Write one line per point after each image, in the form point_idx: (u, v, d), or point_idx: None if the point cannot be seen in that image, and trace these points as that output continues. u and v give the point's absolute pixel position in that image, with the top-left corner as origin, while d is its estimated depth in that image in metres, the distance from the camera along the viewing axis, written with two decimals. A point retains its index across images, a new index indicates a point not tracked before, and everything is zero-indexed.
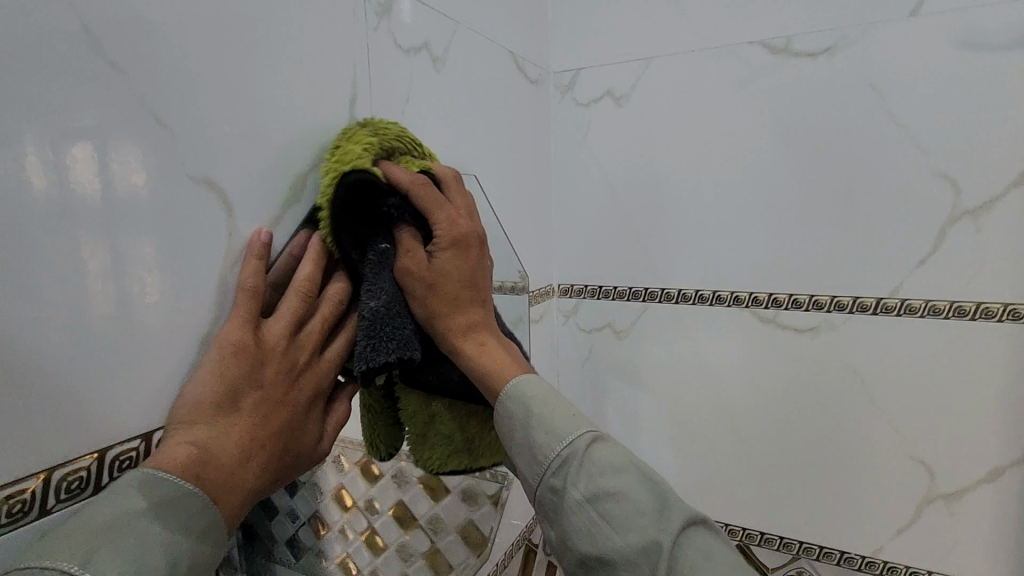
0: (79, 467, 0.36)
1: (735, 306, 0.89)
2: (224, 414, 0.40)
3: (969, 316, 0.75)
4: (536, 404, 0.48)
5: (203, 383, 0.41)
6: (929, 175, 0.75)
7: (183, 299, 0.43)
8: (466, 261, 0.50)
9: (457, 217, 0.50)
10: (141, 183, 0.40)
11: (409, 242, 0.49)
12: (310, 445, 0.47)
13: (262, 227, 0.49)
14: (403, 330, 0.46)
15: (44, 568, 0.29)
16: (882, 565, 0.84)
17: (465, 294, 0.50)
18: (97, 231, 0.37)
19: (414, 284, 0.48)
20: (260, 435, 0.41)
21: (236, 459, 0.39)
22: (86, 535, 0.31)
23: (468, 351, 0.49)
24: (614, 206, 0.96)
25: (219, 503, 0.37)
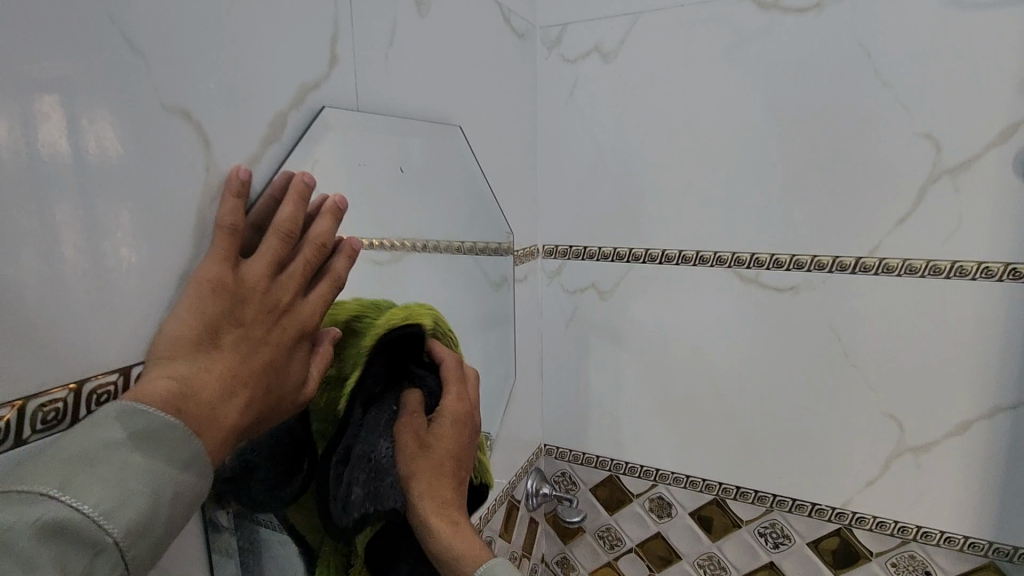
0: (56, 398, 0.36)
1: (718, 267, 0.89)
2: (203, 351, 0.40)
3: (944, 274, 0.77)
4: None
5: (183, 321, 0.40)
6: (913, 135, 0.76)
7: (155, 241, 0.41)
8: (461, 435, 0.58)
9: (464, 401, 0.60)
10: (114, 145, 0.38)
11: (415, 398, 0.57)
12: (294, 387, 0.46)
13: (242, 165, 0.47)
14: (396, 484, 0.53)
15: (21, 492, 0.29)
16: (850, 515, 0.88)
17: (450, 471, 0.56)
18: (67, 188, 0.36)
19: (411, 440, 0.55)
20: (242, 372, 0.41)
21: (217, 395, 0.39)
22: (65, 462, 0.31)
23: (438, 529, 0.52)
24: (599, 166, 0.95)
25: (202, 436, 0.37)
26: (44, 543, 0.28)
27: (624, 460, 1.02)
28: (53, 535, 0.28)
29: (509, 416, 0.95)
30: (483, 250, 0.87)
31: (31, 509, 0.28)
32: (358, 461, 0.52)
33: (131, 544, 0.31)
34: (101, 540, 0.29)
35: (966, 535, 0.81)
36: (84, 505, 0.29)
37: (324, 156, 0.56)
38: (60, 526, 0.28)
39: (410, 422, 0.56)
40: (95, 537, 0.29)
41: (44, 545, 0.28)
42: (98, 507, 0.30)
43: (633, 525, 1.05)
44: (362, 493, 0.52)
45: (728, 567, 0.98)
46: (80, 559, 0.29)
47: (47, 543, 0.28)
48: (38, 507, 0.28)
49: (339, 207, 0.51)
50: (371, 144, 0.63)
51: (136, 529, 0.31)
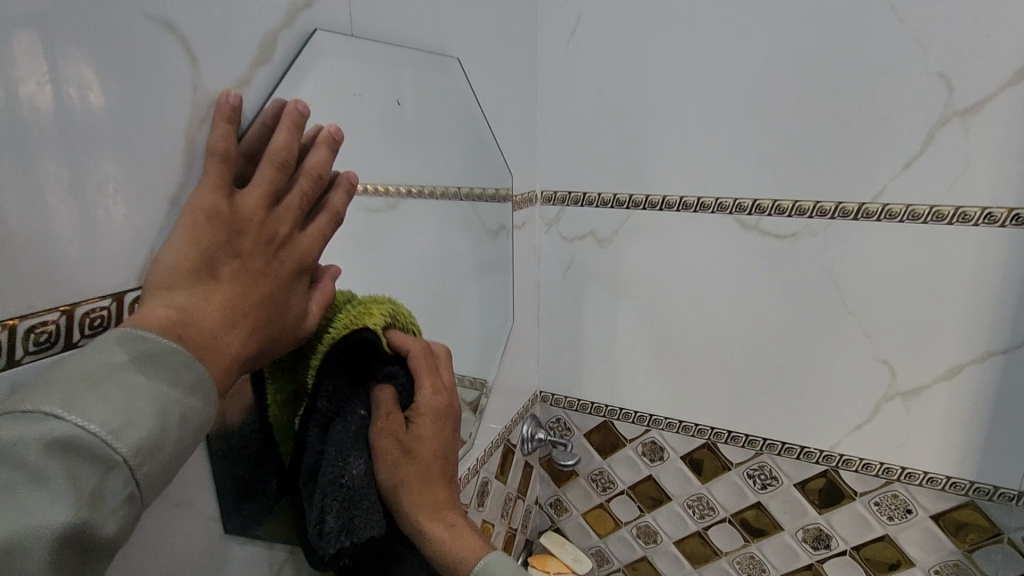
0: (47, 320, 0.35)
1: (719, 213, 0.88)
2: (200, 281, 0.38)
3: (947, 220, 0.76)
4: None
5: (178, 251, 0.39)
6: (926, 75, 0.74)
7: (143, 167, 0.39)
8: (443, 431, 0.53)
9: (441, 391, 0.54)
10: (95, 83, 0.36)
11: (386, 404, 0.50)
12: (298, 320, 0.45)
13: (231, 88, 0.44)
14: (372, 510, 0.48)
15: (25, 411, 0.28)
16: (838, 457, 0.90)
17: (437, 472, 0.53)
18: (46, 124, 0.34)
19: (393, 447, 0.50)
20: (242, 303, 0.39)
21: (218, 324, 0.37)
22: (67, 383, 0.30)
23: (436, 534, 0.51)
24: (600, 109, 0.92)
25: (206, 364, 0.36)
26: (54, 458, 0.27)
27: (618, 406, 1.04)
28: (63, 450, 0.28)
29: (507, 362, 0.95)
30: (483, 196, 0.86)
31: (36, 427, 0.28)
32: (327, 488, 0.46)
33: (141, 463, 0.30)
34: (112, 457, 0.29)
35: (949, 476, 0.84)
36: (91, 424, 0.29)
37: (316, 83, 0.53)
38: (68, 442, 0.28)
39: (386, 425, 0.50)
40: (105, 455, 0.29)
41: (54, 460, 0.28)
42: (105, 426, 0.29)
43: (625, 468, 1.07)
44: (336, 524, 0.46)
45: (716, 507, 1.01)
46: (92, 473, 0.28)
47: (56, 459, 0.28)
48: (44, 425, 0.28)
49: (335, 137, 0.49)
50: (362, 71, 0.60)
51: (146, 449, 0.31)
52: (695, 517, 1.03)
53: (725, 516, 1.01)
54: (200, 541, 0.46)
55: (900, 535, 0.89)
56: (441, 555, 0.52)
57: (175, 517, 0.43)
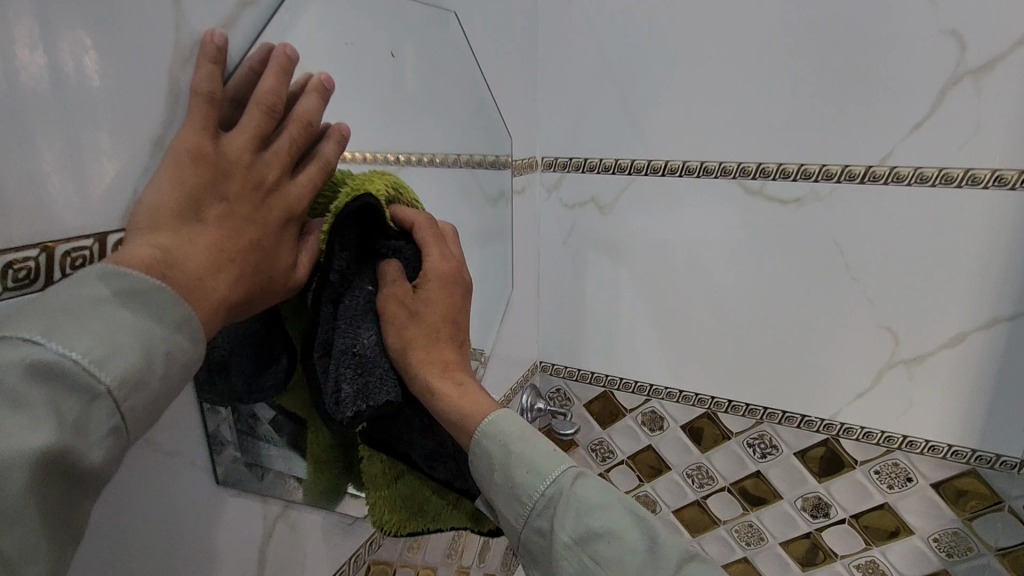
0: (26, 257, 0.34)
1: (722, 178, 0.86)
2: (186, 221, 0.37)
3: (956, 182, 0.75)
4: (514, 443, 0.47)
5: (163, 192, 0.38)
6: (939, 31, 0.71)
7: (125, 108, 0.38)
8: (449, 299, 0.52)
9: (446, 254, 0.51)
10: (74, 15, 0.35)
11: (395, 276, 0.48)
12: (287, 270, 0.43)
13: (216, 28, 0.43)
14: (386, 373, 0.46)
15: (5, 336, 0.27)
16: (839, 426, 0.89)
17: (446, 333, 0.51)
18: (23, 56, 0.33)
19: (401, 311, 0.48)
20: (229, 246, 0.38)
21: (204, 266, 0.36)
22: (49, 312, 0.29)
23: (444, 391, 0.48)
24: (602, 71, 0.90)
25: (192, 304, 0.34)
26: (35, 384, 0.27)
27: (618, 375, 1.03)
28: (45, 377, 0.27)
29: (506, 330, 0.94)
30: (482, 163, 0.84)
31: (18, 351, 0.27)
32: (340, 356, 0.44)
33: (126, 395, 0.30)
34: (95, 387, 0.29)
35: (950, 444, 0.83)
36: (74, 352, 0.28)
37: (306, 30, 0.51)
38: (51, 369, 0.27)
39: (394, 292, 0.48)
40: (88, 384, 0.28)
41: (36, 385, 0.27)
42: (88, 355, 0.29)
43: (625, 438, 1.07)
44: (353, 388, 0.44)
45: (716, 476, 1.01)
46: (74, 401, 0.28)
47: (37, 385, 0.27)
48: (25, 350, 0.27)
49: (324, 88, 0.48)
50: (355, 22, 0.59)
51: (130, 381, 0.30)
52: (695, 486, 1.04)
53: (724, 485, 1.01)
54: (192, 490, 0.46)
55: (900, 503, 0.89)
56: (450, 412, 0.48)
57: (166, 465, 0.43)
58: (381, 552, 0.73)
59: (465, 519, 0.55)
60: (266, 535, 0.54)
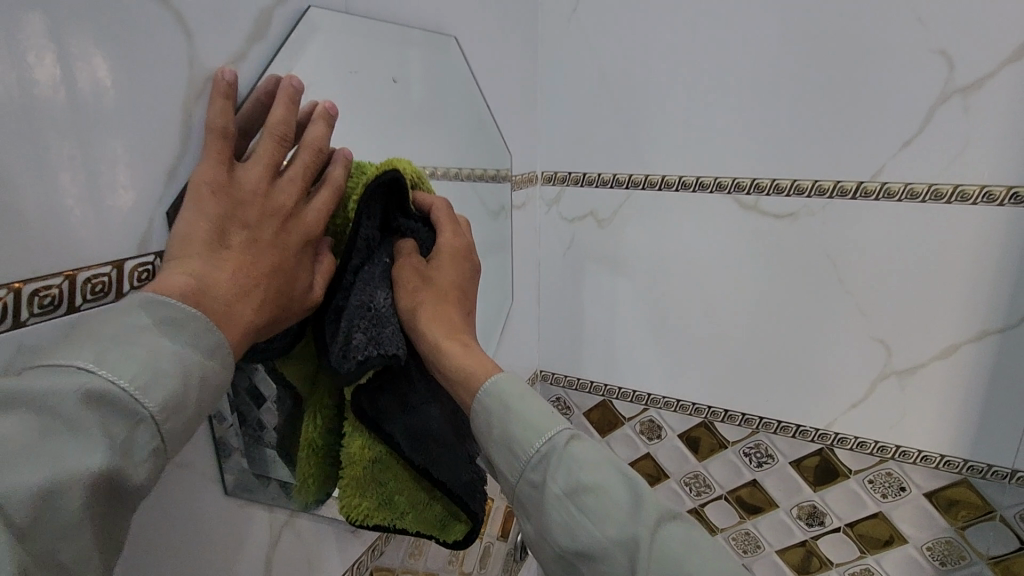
0: (51, 285, 0.36)
1: (717, 193, 0.88)
2: (213, 250, 0.39)
3: (945, 199, 0.76)
4: (514, 402, 0.49)
5: (191, 222, 0.40)
6: (928, 52, 0.73)
7: (144, 142, 0.41)
8: (460, 274, 0.55)
9: (459, 235, 0.56)
10: (99, 56, 0.38)
11: (410, 249, 0.53)
12: (304, 291, 0.45)
13: (226, 62, 0.45)
14: (396, 329, 0.49)
15: (60, 364, 0.29)
16: (833, 436, 0.91)
17: (454, 301, 0.54)
18: (52, 98, 0.36)
19: (414, 279, 0.52)
20: (252, 272, 0.40)
21: (230, 293, 0.38)
22: (97, 341, 0.31)
23: (451, 350, 0.50)
24: (600, 88, 0.92)
25: (223, 329, 0.37)
26: (89, 410, 0.29)
27: (616, 385, 1.05)
28: (97, 403, 0.30)
29: (506, 340, 0.96)
30: (483, 177, 0.86)
31: (73, 379, 0.29)
32: (357, 311, 0.47)
33: (166, 419, 0.32)
34: (140, 413, 0.31)
35: (942, 454, 0.85)
36: (122, 380, 0.31)
37: (311, 59, 0.54)
38: (102, 396, 0.30)
39: (408, 264, 0.52)
40: (134, 409, 0.31)
41: (89, 411, 0.29)
42: (134, 382, 0.31)
43: (624, 446, 1.09)
44: (365, 337, 0.47)
45: (713, 484, 1.03)
46: (121, 426, 0.30)
47: (89, 410, 0.29)
48: (78, 378, 0.29)
49: (330, 112, 0.50)
50: (359, 48, 0.61)
51: (170, 405, 0.32)
52: (692, 493, 1.05)
53: (721, 493, 1.03)
54: (202, 500, 0.48)
55: (894, 511, 0.90)
56: (452, 368, 0.50)
57: (178, 475, 0.45)
58: (384, 559, 0.75)
59: (430, 525, 0.57)
60: (273, 542, 0.56)
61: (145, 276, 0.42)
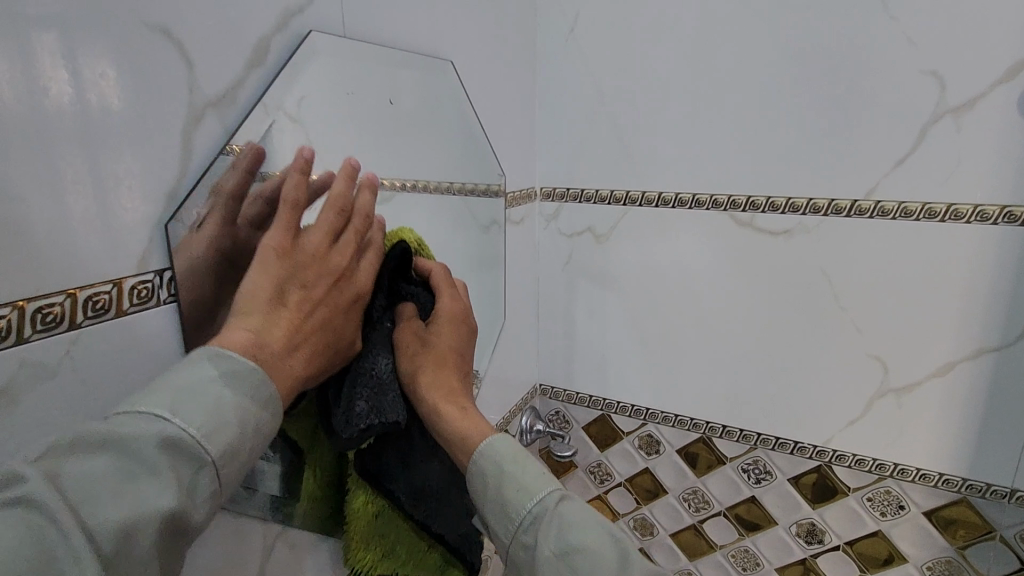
0: (54, 302, 0.38)
1: (713, 210, 0.89)
2: (274, 306, 0.44)
3: (938, 217, 0.77)
4: (509, 464, 0.49)
5: (254, 282, 0.45)
6: (917, 72, 0.74)
7: (151, 166, 0.42)
8: (458, 338, 0.58)
9: (456, 300, 0.60)
10: (107, 84, 0.40)
11: (410, 313, 0.56)
12: (349, 342, 0.50)
13: (226, 88, 0.47)
14: (397, 398, 0.51)
15: (140, 411, 0.33)
16: (831, 453, 0.91)
17: (454, 365, 0.56)
18: (63, 123, 0.38)
19: (415, 342, 0.55)
20: (304, 329, 0.45)
21: (283, 347, 0.43)
22: (171, 391, 0.35)
23: (448, 413, 0.52)
24: (597, 107, 0.94)
25: (279, 379, 0.41)
26: (164, 453, 0.32)
27: (615, 400, 1.05)
28: (171, 447, 0.33)
29: (502, 354, 0.97)
30: (477, 193, 0.87)
31: (151, 425, 0.33)
32: (358, 376, 0.50)
33: (225, 463, 0.35)
34: (204, 457, 0.34)
35: (942, 473, 0.84)
36: (191, 427, 0.34)
37: (309, 84, 0.56)
38: (175, 441, 0.33)
39: (409, 328, 0.55)
40: (199, 453, 0.34)
41: (165, 455, 0.32)
42: (201, 429, 0.34)
43: (622, 460, 1.09)
44: (367, 406, 0.49)
45: (711, 500, 1.02)
46: (189, 468, 0.33)
47: (166, 454, 0.33)
48: (157, 424, 0.33)
49: (372, 185, 0.59)
50: (357, 73, 0.63)
51: (229, 451, 0.35)
52: (691, 510, 1.05)
53: (719, 510, 1.02)
54: None
55: (894, 531, 0.90)
56: (448, 430, 0.52)
57: None
58: None
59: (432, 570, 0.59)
60: (266, 554, 0.57)
61: (143, 292, 0.43)
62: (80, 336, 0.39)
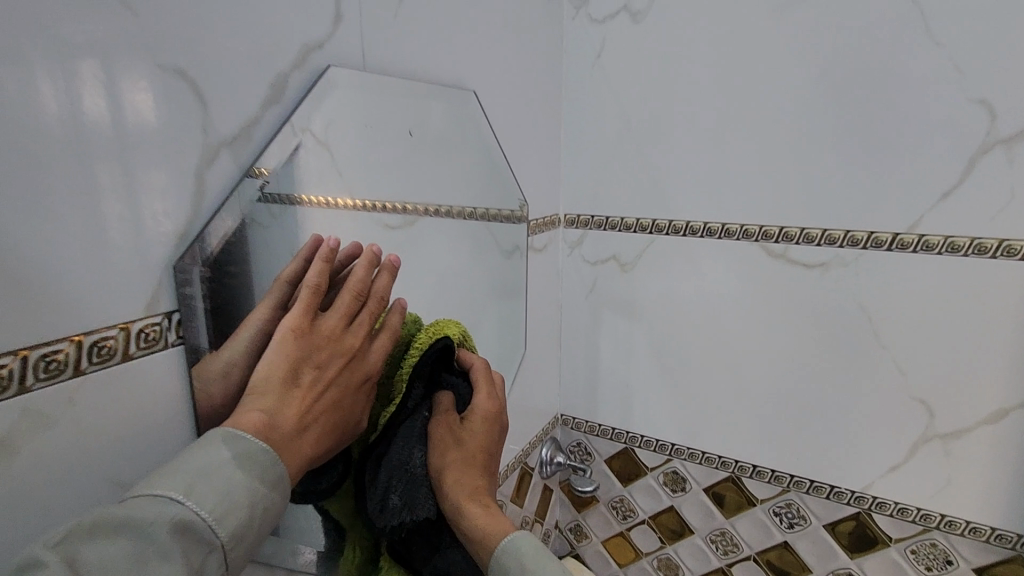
0: (59, 349, 0.37)
1: (744, 240, 0.86)
2: (286, 388, 0.44)
3: (990, 254, 0.72)
4: (531, 563, 0.50)
5: (271, 362, 0.45)
6: (965, 100, 0.70)
7: (167, 207, 0.42)
8: (490, 436, 0.57)
9: (495, 398, 0.58)
10: (125, 127, 0.39)
11: (447, 405, 0.55)
12: (358, 425, 0.49)
13: (244, 126, 0.47)
14: (429, 492, 0.51)
15: (154, 495, 0.33)
16: (870, 500, 0.85)
17: (481, 464, 0.55)
18: (80, 168, 0.37)
19: (449, 437, 0.54)
20: (316, 410, 0.44)
21: (294, 428, 0.42)
22: (186, 473, 0.35)
23: (472, 514, 0.51)
24: (623, 133, 0.92)
25: (287, 458, 0.41)
26: (175, 539, 0.32)
27: (639, 434, 1.02)
28: (182, 532, 0.33)
29: (522, 384, 0.95)
30: (499, 219, 0.86)
31: (164, 510, 0.33)
32: (395, 469, 0.50)
33: (234, 546, 0.35)
34: (215, 541, 0.34)
35: (993, 527, 0.78)
36: (203, 510, 0.34)
37: (328, 118, 0.55)
38: (187, 526, 0.33)
39: (445, 420, 0.54)
40: (210, 539, 0.34)
41: (176, 541, 0.33)
42: (213, 512, 0.34)
43: (646, 497, 1.04)
44: (401, 500, 0.49)
45: (740, 543, 0.97)
46: (199, 554, 0.33)
47: (177, 540, 0.33)
48: (169, 509, 0.33)
49: (393, 267, 0.57)
50: (378, 104, 0.63)
51: (239, 532, 0.35)
52: (718, 552, 1.00)
53: (749, 554, 0.97)
54: None
55: None
56: (473, 529, 0.51)
57: None
58: None
59: None
60: None
61: (152, 335, 0.42)
62: (84, 382, 0.39)
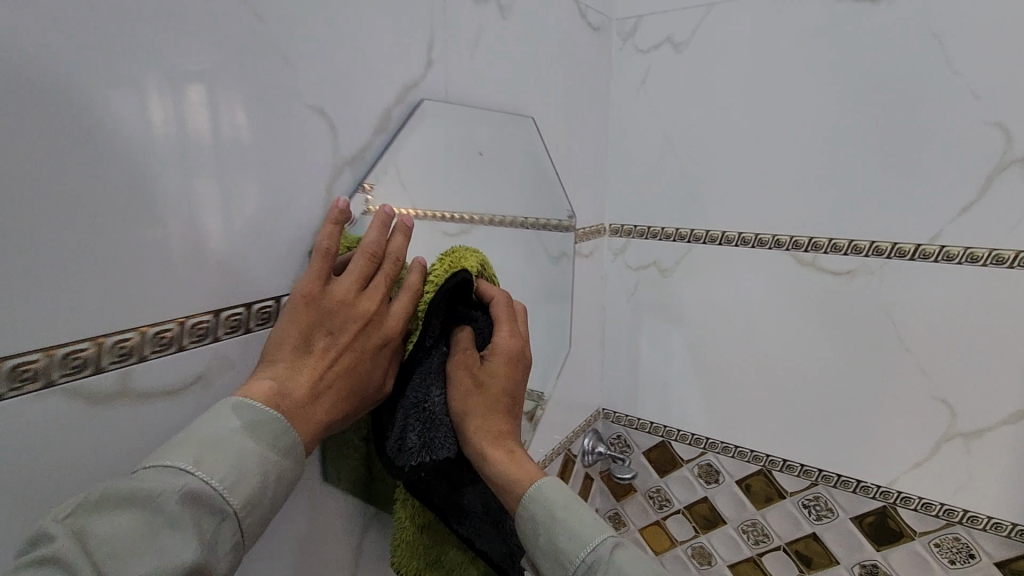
0: (237, 311, 0.50)
1: (776, 249, 0.94)
2: (299, 354, 0.48)
3: (1008, 264, 0.78)
4: (559, 510, 0.53)
5: (284, 329, 0.48)
6: (982, 123, 0.77)
7: (304, 212, 0.55)
8: (511, 376, 0.60)
9: (516, 335, 0.61)
10: (284, 152, 0.52)
11: (466, 344, 0.58)
12: (376, 386, 0.53)
13: (358, 150, 0.60)
14: (448, 434, 0.57)
15: (166, 465, 0.37)
16: (896, 494, 0.90)
17: (503, 407, 0.59)
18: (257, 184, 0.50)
19: (468, 379, 0.58)
20: (326, 376, 0.48)
21: (305, 397, 0.46)
22: (194, 444, 0.39)
23: (495, 458, 0.56)
24: (665, 151, 1.01)
25: (296, 428, 0.45)
26: (185, 507, 0.36)
27: (676, 428, 1.10)
28: (192, 501, 0.37)
29: (568, 376, 1.05)
30: (552, 227, 0.97)
31: (175, 479, 0.37)
32: (411, 409, 0.55)
33: (246, 514, 0.40)
34: (225, 509, 0.38)
35: (1015, 523, 0.82)
36: (213, 480, 0.38)
37: (416, 141, 0.68)
38: (196, 495, 0.37)
39: (463, 360, 0.58)
40: (220, 507, 0.38)
41: (186, 509, 0.37)
42: (223, 482, 0.39)
43: (681, 487, 1.12)
44: (418, 440, 0.55)
45: (771, 534, 1.04)
46: (211, 520, 0.38)
47: (188, 508, 0.37)
48: (180, 478, 0.37)
49: (406, 225, 0.56)
50: (454, 130, 0.75)
51: (249, 502, 0.40)
52: (750, 542, 1.06)
53: (779, 544, 1.03)
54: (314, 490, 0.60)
55: None
56: (497, 473, 0.56)
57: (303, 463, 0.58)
58: None
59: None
60: (363, 531, 0.68)
61: None
62: (251, 338, 0.52)
